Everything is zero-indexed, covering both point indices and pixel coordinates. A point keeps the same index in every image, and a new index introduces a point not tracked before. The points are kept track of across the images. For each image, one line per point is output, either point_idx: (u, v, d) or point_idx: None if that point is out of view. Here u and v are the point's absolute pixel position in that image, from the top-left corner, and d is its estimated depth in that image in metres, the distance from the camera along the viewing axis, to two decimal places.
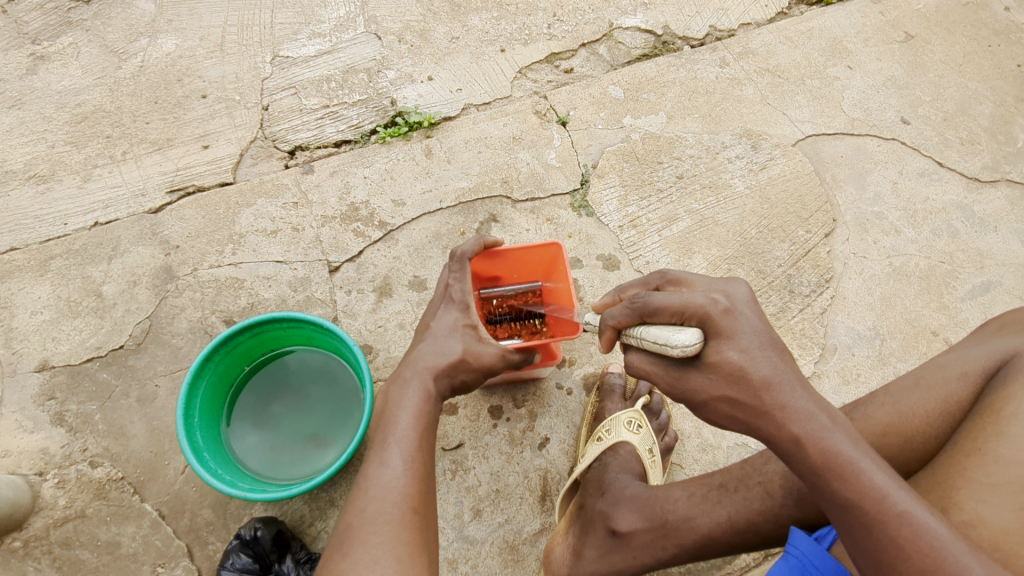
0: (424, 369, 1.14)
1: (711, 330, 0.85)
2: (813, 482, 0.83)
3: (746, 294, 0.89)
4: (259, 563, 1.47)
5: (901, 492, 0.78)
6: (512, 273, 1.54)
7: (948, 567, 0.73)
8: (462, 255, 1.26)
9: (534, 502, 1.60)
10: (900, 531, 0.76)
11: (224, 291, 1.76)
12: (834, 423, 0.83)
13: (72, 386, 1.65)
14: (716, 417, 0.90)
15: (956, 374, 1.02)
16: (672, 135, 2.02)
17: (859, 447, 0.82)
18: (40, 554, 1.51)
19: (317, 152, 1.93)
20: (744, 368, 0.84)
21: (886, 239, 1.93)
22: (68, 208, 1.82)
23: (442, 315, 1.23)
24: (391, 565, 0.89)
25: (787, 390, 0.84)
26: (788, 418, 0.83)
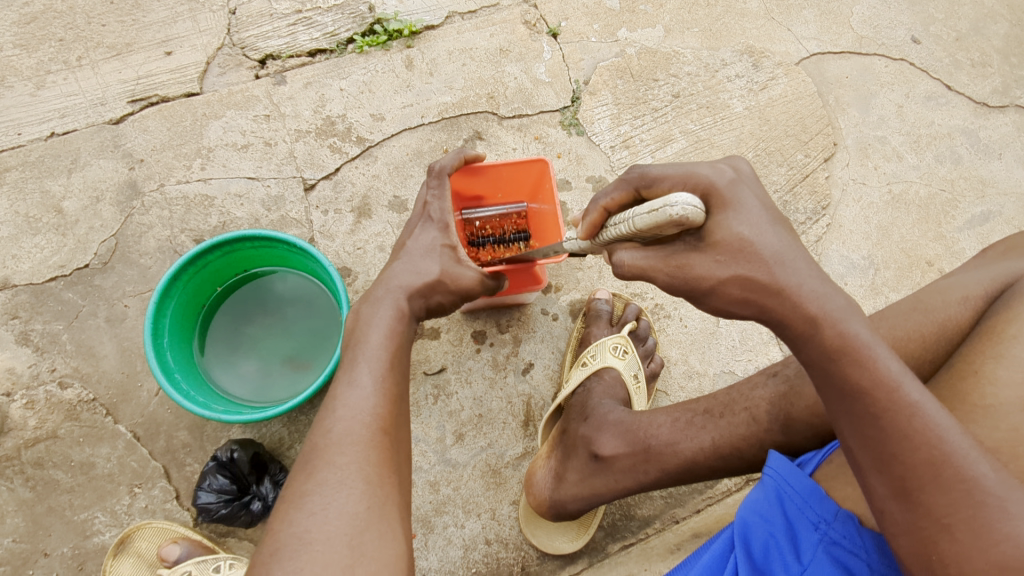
0: (397, 288, 1.08)
1: (716, 202, 0.80)
2: (822, 371, 0.78)
3: (750, 172, 0.85)
4: (237, 485, 1.46)
5: (915, 384, 0.73)
6: (496, 193, 1.46)
7: (956, 460, 0.68)
8: (439, 171, 1.20)
9: (517, 427, 1.58)
10: (912, 421, 0.70)
11: (194, 208, 1.67)
12: (850, 306, 0.78)
13: (36, 305, 1.58)
14: (722, 305, 0.84)
15: (957, 298, 0.97)
16: (670, 51, 1.90)
17: (875, 336, 0.76)
18: (12, 474, 1.48)
19: (289, 62, 1.79)
20: (755, 243, 0.79)
21: (887, 164, 1.86)
22: (20, 117, 1.69)
23: (419, 234, 1.17)
24: (360, 485, 0.86)
25: (802, 270, 0.79)
26: (801, 299, 0.78)
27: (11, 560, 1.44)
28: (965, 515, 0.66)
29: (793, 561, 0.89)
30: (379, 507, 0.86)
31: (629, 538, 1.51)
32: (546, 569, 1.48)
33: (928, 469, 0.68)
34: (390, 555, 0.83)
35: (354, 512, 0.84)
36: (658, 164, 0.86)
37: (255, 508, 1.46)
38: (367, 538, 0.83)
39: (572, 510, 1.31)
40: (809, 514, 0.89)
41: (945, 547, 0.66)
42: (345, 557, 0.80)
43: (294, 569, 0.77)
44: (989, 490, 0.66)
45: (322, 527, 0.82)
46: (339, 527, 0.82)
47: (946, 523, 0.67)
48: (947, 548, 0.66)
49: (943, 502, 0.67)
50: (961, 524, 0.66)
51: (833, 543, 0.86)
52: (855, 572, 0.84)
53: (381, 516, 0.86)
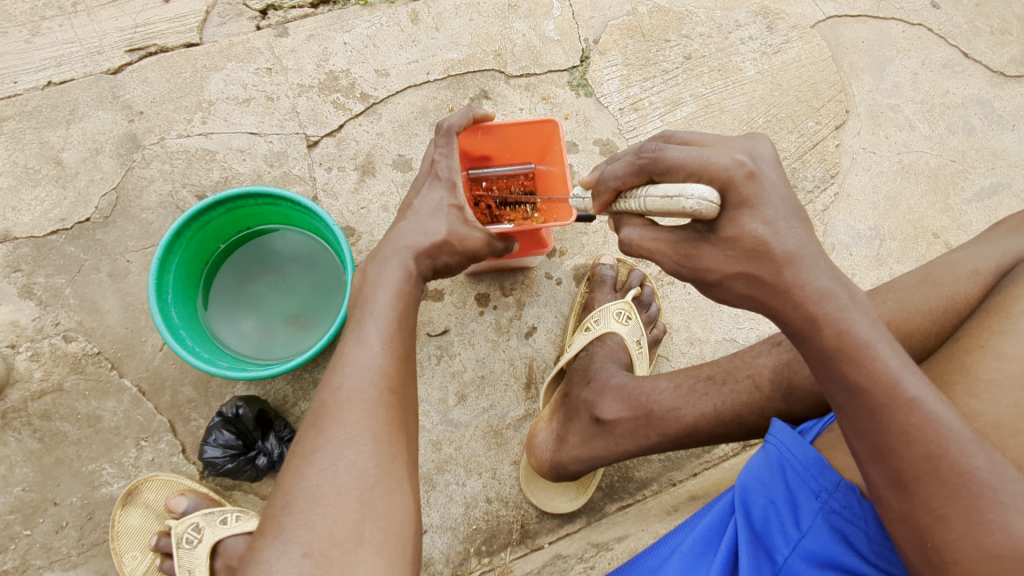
0: (405, 248, 1.08)
1: (732, 199, 0.77)
2: (822, 365, 0.78)
3: (770, 154, 0.80)
4: (242, 440, 1.48)
5: (915, 376, 0.73)
6: (504, 153, 1.44)
7: (952, 453, 0.69)
8: (448, 129, 1.17)
9: (519, 389, 1.60)
10: (910, 417, 0.71)
11: (195, 163, 1.64)
12: (853, 301, 0.77)
13: (38, 259, 1.57)
14: (734, 298, 0.85)
15: (967, 271, 0.97)
16: (682, 10, 1.85)
17: (878, 329, 0.76)
18: (20, 426, 1.50)
19: (291, 13, 1.74)
20: (768, 241, 0.77)
21: (899, 134, 1.84)
22: (15, 65, 1.65)
23: (426, 193, 1.16)
24: (368, 442, 0.87)
25: (809, 266, 0.78)
26: (806, 297, 0.77)
27: (22, 508, 1.47)
28: (961, 507, 0.68)
29: (791, 528, 0.92)
30: (388, 464, 0.87)
31: (626, 499, 1.55)
32: (544, 527, 1.52)
33: (923, 463, 0.70)
34: (399, 510, 0.86)
35: (363, 468, 0.85)
36: (676, 148, 0.81)
37: (260, 463, 1.49)
38: (376, 493, 0.85)
39: (572, 470, 1.33)
40: (810, 481, 0.91)
41: (939, 535, 0.69)
42: (355, 512, 0.82)
43: (305, 523, 0.80)
44: (984, 481, 0.68)
45: (333, 482, 0.83)
46: (348, 482, 0.84)
47: (940, 514, 0.69)
48: (942, 536, 0.69)
49: (940, 493, 0.69)
50: (956, 515, 0.68)
51: (831, 512, 0.89)
52: (853, 540, 0.88)
53: (389, 473, 0.87)
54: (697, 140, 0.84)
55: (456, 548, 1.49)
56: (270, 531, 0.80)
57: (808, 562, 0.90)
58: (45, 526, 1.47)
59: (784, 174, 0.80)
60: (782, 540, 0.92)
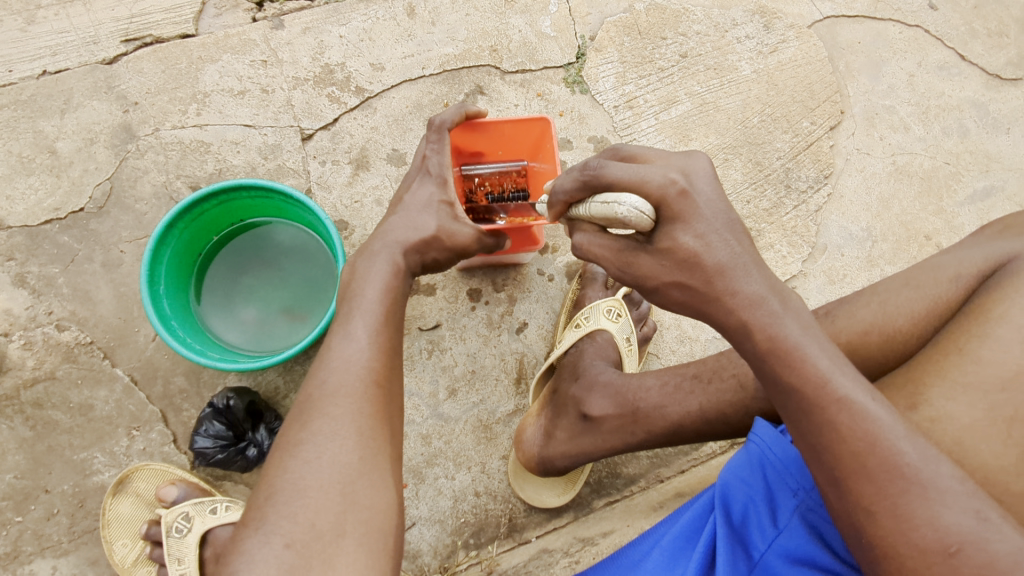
0: (394, 243, 1.09)
1: (666, 213, 0.79)
2: (759, 369, 0.80)
3: (705, 168, 0.81)
4: (233, 431, 1.49)
5: (846, 378, 0.74)
6: (497, 149, 1.44)
7: (881, 451, 0.70)
8: (439, 125, 1.18)
9: (509, 384, 1.61)
10: (838, 416, 0.72)
11: (189, 154, 1.64)
12: (786, 307, 0.79)
13: (32, 248, 1.58)
14: (675, 309, 0.87)
15: (948, 276, 0.98)
16: (679, 8, 1.85)
17: (809, 334, 0.77)
18: (12, 413, 1.51)
19: (287, 5, 1.74)
20: (699, 253, 0.79)
21: (893, 135, 1.84)
22: (10, 53, 1.65)
23: (416, 189, 1.16)
24: (353, 435, 0.88)
25: (743, 276, 0.79)
26: (739, 304, 0.79)
27: (13, 495, 1.48)
28: (889, 503, 0.69)
29: (768, 525, 0.93)
30: (371, 457, 0.88)
31: (614, 494, 1.56)
32: (532, 521, 1.53)
33: (854, 461, 0.71)
34: (380, 503, 0.86)
35: (347, 461, 0.86)
36: (615, 163, 0.81)
37: (250, 454, 1.50)
38: (359, 486, 0.85)
39: (559, 466, 1.34)
40: (789, 480, 0.92)
41: (871, 531, 0.70)
42: (338, 504, 0.83)
43: (288, 514, 0.81)
44: (912, 477, 0.68)
45: (316, 474, 0.84)
46: (331, 475, 0.85)
47: (870, 509, 0.69)
48: (874, 533, 0.69)
49: (870, 490, 0.70)
50: (884, 511, 0.69)
51: (808, 510, 0.90)
52: (829, 538, 0.89)
53: (373, 466, 0.88)
54: (639, 154, 0.85)
55: (444, 541, 1.51)
56: (253, 523, 0.81)
57: (783, 558, 0.91)
58: (36, 513, 1.48)
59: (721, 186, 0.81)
60: (759, 536, 0.93)
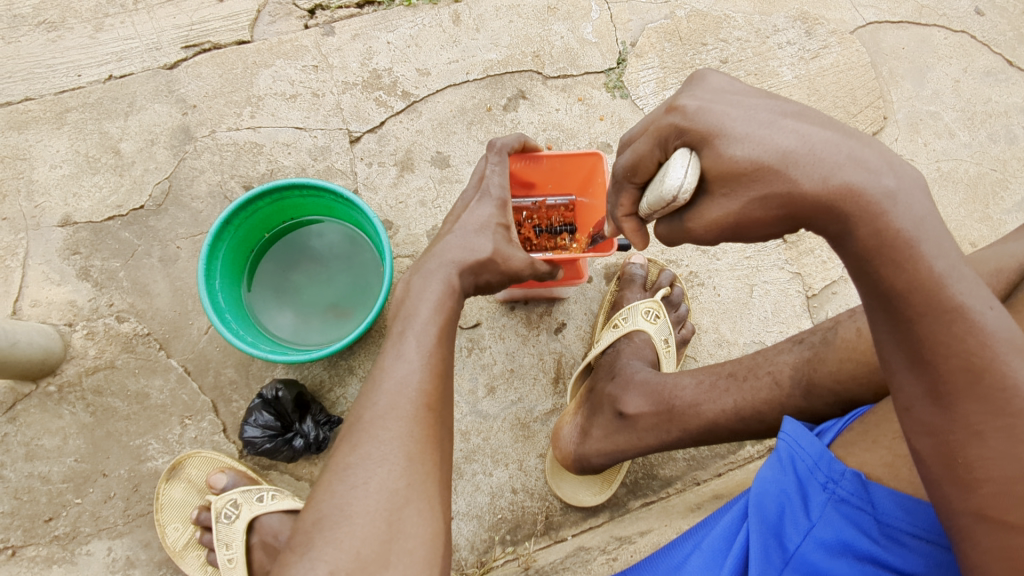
0: (450, 262, 1.09)
1: (697, 135, 0.79)
2: (862, 271, 0.74)
3: (731, 80, 0.85)
4: (280, 422, 1.54)
5: (964, 280, 0.69)
6: (547, 183, 1.47)
7: (997, 367, 0.66)
8: (500, 148, 1.24)
9: (548, 383, 1.64)
10: (952, 327, 0.68)
11: (243, 155, 1.71)
12: (900, 184, 0.72)
13: (95, 242, 1.66)
14: (756, 232, 0.80)
15: (990, 270, 1.00)
16: (720, 14, 1.86)
17: (927, 221, 0.71)
18: (74, 400, 1.59)
19: (338, 13, 1.80)
20: (763, 158, 0.74)
21: (938, 141, 1.82)
22: (81, 59, 1.74)
23: (475, 208, 1.18)
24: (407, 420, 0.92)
25: (827, 159, 0.73)
26: (835, 192, 0.72)
27: (73, 478, 1.55)
28: (1001, 424, 0.66)
29: (802, 517, 0.93)
30: (419, 484, 0.88)
31: (651, 496, 1.57)
32: (568, 520, 1.55)
33: (967, 375, 0.67)
34: (437, 503, 0.89)
35: (394, 488, 0.86)
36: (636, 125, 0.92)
37: (297, 444, 1.54)
38: (424, 485, 0.88)
39: (596, 464, 1.36)
40: (819, 475, 0.93)
41: (973, 452, 0.67)
42: (384, 532, 0.83)
43: (349, 497, 0.85)
44: None
45: (363, 501, 0.84)
46: (389, 461, 0.88)
47: (978, 431, 0.67)
48: (975, 453, 0.67)
49: (980, 409, 0.67)
50: (994, 432, 0.66)
51: (840, 501, 0.90)
52: (864, 525, 0.88)
53: (421, 493, 0.87)
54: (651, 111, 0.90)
55: (481, 537, 1.53)
56: (316, 503, 0.86)
57: (820, 550, 0.91)
58: (94, 496, 1.55)
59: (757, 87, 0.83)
60: (793, 529, 0.93)
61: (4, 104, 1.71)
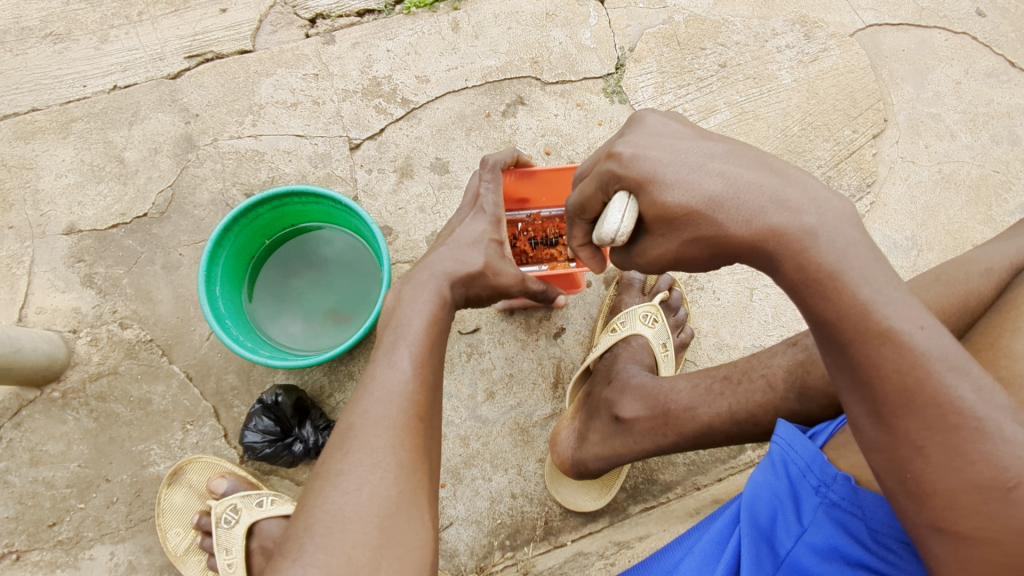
0: (441, 274, 1.11)
1: (631, 182, 0.80)
2: (798, 305, 0.75)
3: (659, 118, 0.86)
4: (280, 427, 1.55)
5: (892, 303, 0.69)
6: (541, 197, 1.46)
7: (930, 384, 0.66)
8: (493, 165, 1.24)
9: (547, 388, 1.63)
10: (880, 350, 0.68)
11: (245, 163, 1.73)
12: (822, 220, 0.72)
13: (99, 250, 1.68)
14: (700, 266, 0.82)
15: (981, 269, 1.00)
16: (719, 19, 1.87)
17: (850, 251, 0.71)
18: (78, 405, 1.60)
19: (338, 22, 1.82)
20: (688, 203, 0.76)
21: (939, 143, 1.81)
22: (86, 70, 1.77)
23: (469, 223, 1.21)
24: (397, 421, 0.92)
25: (746, 201, 0.74)
26: (758, 235, 0.74)
27: (77, 483, 1.57)
28: (941, 438, 0.65)
29: (794, 522, 0.92)
30: (410, 494, 0.87)
31: (651, 501, 1.56)
32: (568, 525, 1.55)
33: (902, 395, 0.67)
34: (422, 496, 0.89)
35: (387, 494, 0.85)
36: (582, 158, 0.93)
37: (297, 449, 1.55)
38: (414, 477, 0.89)
39: (593, 469, 1.35)
40: (811, 478, 0.91)
41: (917, 467, 0.67)
42: (376, 538, 0.82)
43: (344, 490, 0.85)
44: (967, 412, 0.65)
45: (355, 507, 0.83)
46: (385, 456, 0.88)
47: (919, 446, 0.67)
48: (920, 469, 0.67)
49: (918, 425, 0.66)
50: (934, 446, 0.66)
51: (832, 505, 0.89)
52: (855, 532, 0.87)
53: (411, 501, 0.87)
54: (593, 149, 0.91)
55: (480, 542, 1.53)
56: (311, 499, 0.86)
57: (811, 555, 0.90)
58: (97, 501, 1.56)
59: (685, 124, 0.84)
60: (785, 534, 0.92)
61: (12, 115, 1.74)
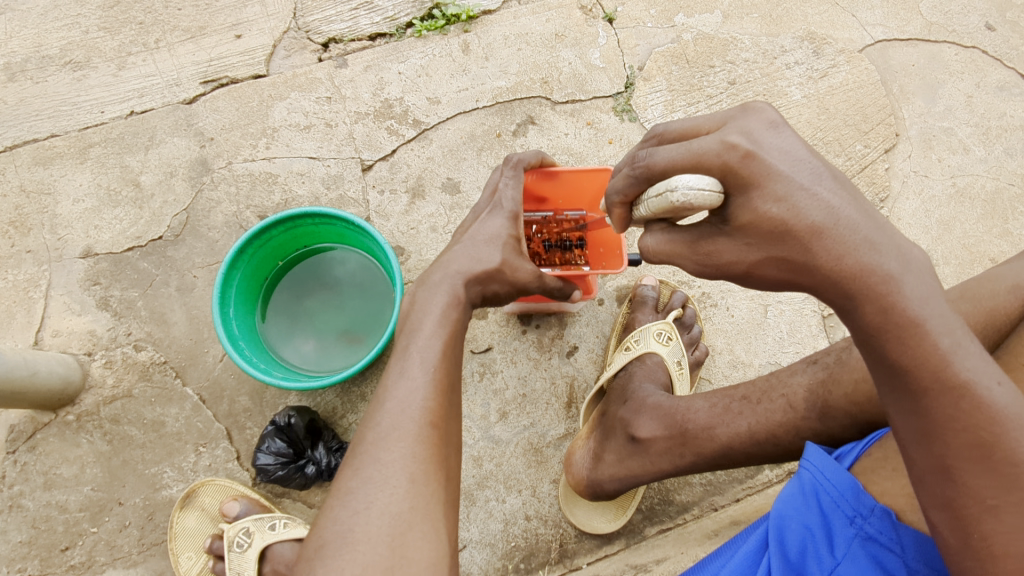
0: (455, 273, 1.09)
1: (735, 182, 0.77)
2: (869, 342, 0.75)
3: (771, 119, 0.79)
4: (293, 449, 1.54)
5: (971, 357, 0.69)
6: (559, 197, 1.49)
7: (1007, 443, 0.66)
8: (516, 162, 1.26)
9: (560, 408, 1.62)
10: (960, 402, 0.68)
11: (258, 186, 1.75)
12: (906, 267, 0.73)
13: (115, 273, 1.70)
14: (767, 283, 0.83)
15: (1005, 287, 0.99)
16: (727, 37, 1.88)
17: (931, 300, 0.72)
18: (92, 428, 1.60)
19: (351, 45, 1.85)
20: (787, 221, 0.75)
21: (952, 157, 1.80)
22: (104, 96, 1.81)
23: (486, 219, 1.19)
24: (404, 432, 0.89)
25: (844, 235, 0.74)
26: (847, 270, 0.74)
27: (90, 507, 1.56)
28: (1013, 498, 0.65)
29: (825, 554, 0.89)
30: (422, 508, 0.86)
31: (667, 522, 1.54)
32: (583, 547, 1.52)
33: (977, 450, 0.67)
34: (435, 515, 0.87)
35: (397, 511, 0.84)
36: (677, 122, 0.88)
37: (309, 471, 1.54)
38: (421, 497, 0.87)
39: (608, 490, 1.33)
40: (845, 507, 0.89)
41: (987, 526, 0.66)
42: (385, 559, 0.81)
43: (359, 512, 0.84)
44: None
45: (369, 530, 0.82)
46: (400, 477, 0.86)
47: (991, 505, 0.66)
48: (991, 528, 0.66)
49: (990, 483, 0.66)
50: (1008, 506, 0.65)
51: (868, 539, 0.87)
52: (891, 569, 0.85)
53: (424, 516, 0.86)
54: (691, 127, 0.85)
55: (495, 565, 1.51)
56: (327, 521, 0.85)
57: None
58: (110, 524, 1.56)
59: (798, 134, 0.78)
60: (816, 567, 0.90)
61: (31, 141, 1.77)
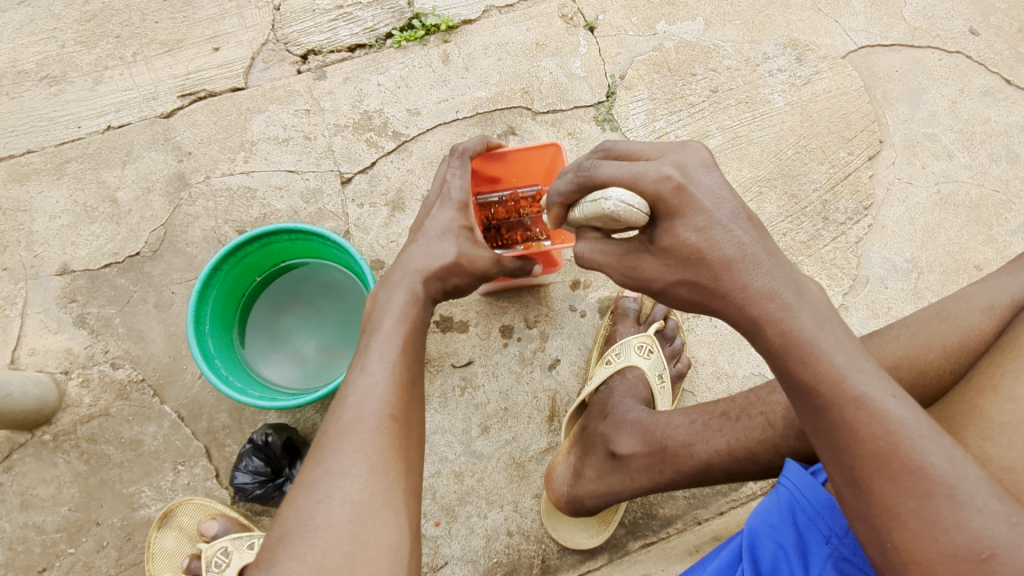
0: (414, 270, 1.08)
1: (663, 210, 0.79)
2: (774, 364, 0.78)
3: (701, 159, 0.81)
4: (271, 467, 1.52)
5: (863, 373, 0.72)
6: (512, 176, 1.46)
7: (904, 451, 0.68)
8: (462, 152, 1.22)
9: (542, 421, 1.60)
10: (856, 415, 0.70)
11: (237, 200, 1.73)
12: (800, 297, 0.77)
13: (92, 290, 1.68)
14: (680, 304, 0.86)
15: (981, 306, 0.98)
16: (709, 44, 1.86)
17: (825, 324, 0.75)
18: (68, 448, 1.58)
19: (330, 57, 1.83)
20: (701, 249, 0.78)
21: (936, 163, 1.79)
22: (80, 111, 1.79)
23: (436, 213, 1.17)
24: (367, 452, 0.86)
25: (749, 266, 0.77)
26: (750, 297, 0.77)
27: (67, 527, 1.54)
28: (914, 505, 0.66)
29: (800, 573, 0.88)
30: (382, 494, 0.84)
31: (650, 536, 1.52)
32: (566, 563, 1.50)
33: (875, 461, 0.69)
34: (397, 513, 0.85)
35: (357, 498, 0.82)
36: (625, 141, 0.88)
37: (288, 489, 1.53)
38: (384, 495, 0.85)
39: (589, 506, 1.32)
40: (820, 526, 0.87)
41: (897, 534, 0.67)
42: (348, 543, 0.79)
43: None
44: (938, 480, 0.66)
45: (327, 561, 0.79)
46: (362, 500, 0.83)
47: (896, 513, 0.67)
48: (900, 537, 0.67)
49: (895, 491, 0.68)
50: (910, 513, 0.67)
51: (842, 560, 0.85)
52: None
53: (383, 502, 0.84)
54: (634, 151, 0.86)
55: None
56: None
57: None
58: (87, 545, 1.54)
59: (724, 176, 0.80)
60: None
61: (8, 158, 1.76)
